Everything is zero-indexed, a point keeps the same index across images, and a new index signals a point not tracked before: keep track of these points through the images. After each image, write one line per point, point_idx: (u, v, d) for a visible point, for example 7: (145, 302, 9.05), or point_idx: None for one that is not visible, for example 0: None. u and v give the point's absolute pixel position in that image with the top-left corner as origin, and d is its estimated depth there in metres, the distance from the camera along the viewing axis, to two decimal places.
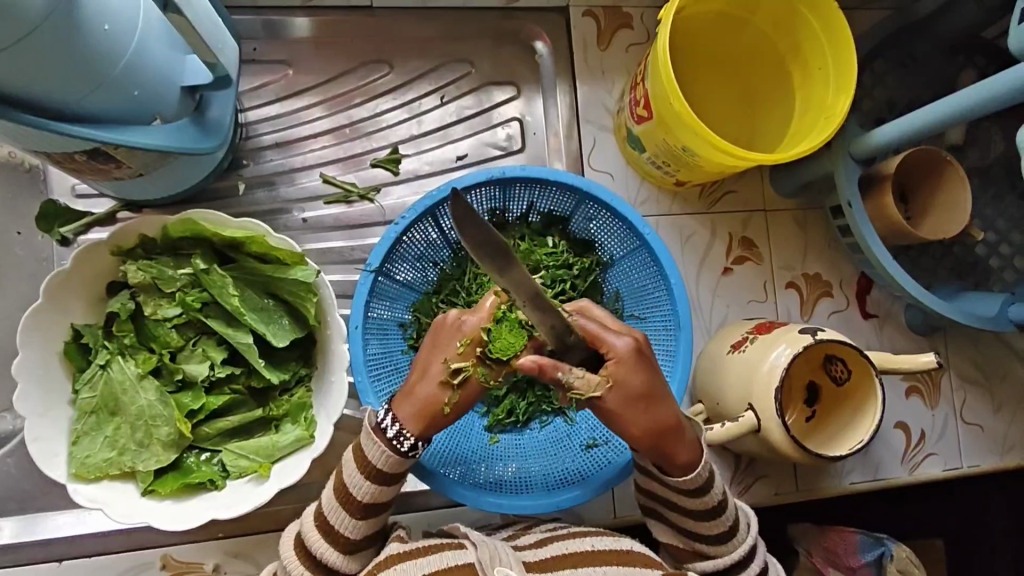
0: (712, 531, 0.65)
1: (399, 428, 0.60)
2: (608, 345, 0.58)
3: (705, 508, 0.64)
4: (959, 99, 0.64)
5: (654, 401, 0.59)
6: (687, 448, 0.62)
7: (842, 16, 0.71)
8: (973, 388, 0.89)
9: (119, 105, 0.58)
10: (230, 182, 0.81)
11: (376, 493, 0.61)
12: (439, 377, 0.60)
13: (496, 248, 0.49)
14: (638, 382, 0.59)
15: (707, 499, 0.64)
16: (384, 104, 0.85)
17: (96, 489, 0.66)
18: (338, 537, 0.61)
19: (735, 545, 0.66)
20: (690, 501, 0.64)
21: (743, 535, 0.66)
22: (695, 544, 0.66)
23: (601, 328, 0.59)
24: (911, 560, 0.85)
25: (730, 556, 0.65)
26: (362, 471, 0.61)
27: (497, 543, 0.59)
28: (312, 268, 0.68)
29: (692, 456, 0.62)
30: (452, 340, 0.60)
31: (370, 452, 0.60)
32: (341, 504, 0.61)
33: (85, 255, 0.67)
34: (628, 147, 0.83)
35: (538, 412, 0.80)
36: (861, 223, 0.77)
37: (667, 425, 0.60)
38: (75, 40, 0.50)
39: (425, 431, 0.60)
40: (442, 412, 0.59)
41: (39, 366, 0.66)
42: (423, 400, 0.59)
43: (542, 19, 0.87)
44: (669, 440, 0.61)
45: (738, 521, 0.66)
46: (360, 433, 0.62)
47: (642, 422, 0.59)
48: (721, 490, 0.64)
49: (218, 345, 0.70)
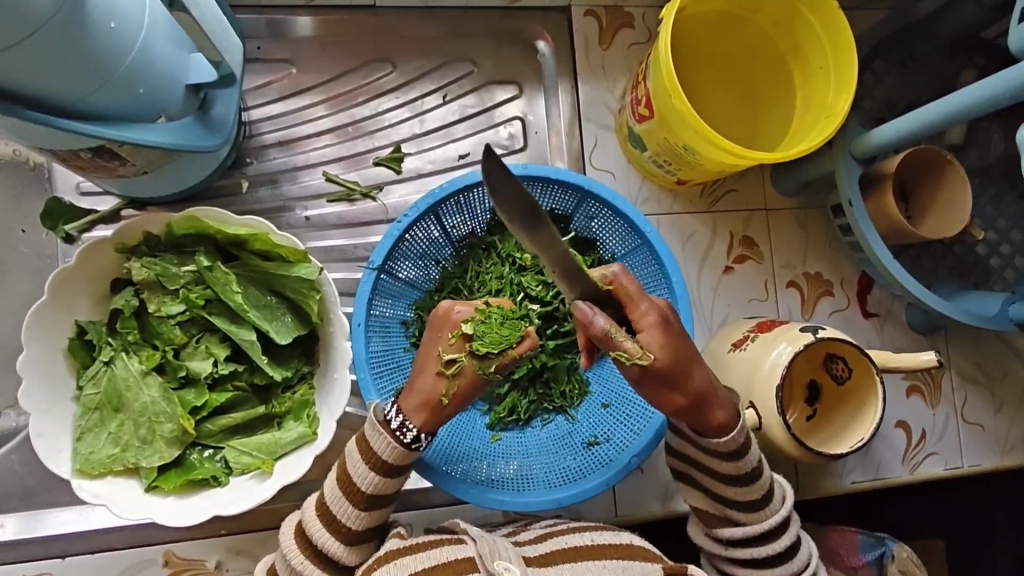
0: (748, 497, 0.66)
1: (403, 420, 0.61)
2: (640, 309, 0.59)
3: (739, 473, 0.65)
4: (960, 99, 0.64)
5: (689, 363, 0.60)
6: (723, 409, 0.63)
7: (843, 15, 0.71)
8: (974, 387, 0.89)
9: (124, 104, 0.59)
10: (233, 181, 0.82)
11: (380, 483, 0.61)
12: (432, 367, 0.61)
13: (528, 210, 0.54)
14: (675, 344, 0.59)
15: (743, 463, 0.65)
16: (387, 103, 0.85)
17: (101, 486, 0.66)
18: (340, 527, 0.61)
19: (768, 513, 0.67)
20: (724, 465, 0.65)
21: (778, 504, 0.67)
22: (727, 510, 0.67)
23: (637, 291, 0.59)
24: (912, 560, 0.84)
25: (763, 523, 0.66)
26: (368, 461, 0.61)
27: (495, 537, 0.59)
28: (315, 266, 0.69)
29: (728, 418, 0.63)
30: (440, 332, 0.62)
31: (375, 442, 0.61)
32: (343, 493, 0.62)
33: (89, 252, 0.68)
34: (630, 147, 0.84)
35: (540, 411, 0.80)
36: (862, 222, 0.77)
37: (704, 388, 0.61)
38: (81, 39, 0.51)
39: (426, 422, 0.61)
40: (441, 403, 0.61)
41: (43, 363, 0.67)
42: (424, 392, 0.61)
43: (544, 18, 0.87)
44: (705, 401, 0.62)
45: (772, 489, 0.67)
46: (365, 424, 0.62)
47: (678, 384, 0.60)
48: (757, 457, 0.66)
49: (221, 342, 0.70)
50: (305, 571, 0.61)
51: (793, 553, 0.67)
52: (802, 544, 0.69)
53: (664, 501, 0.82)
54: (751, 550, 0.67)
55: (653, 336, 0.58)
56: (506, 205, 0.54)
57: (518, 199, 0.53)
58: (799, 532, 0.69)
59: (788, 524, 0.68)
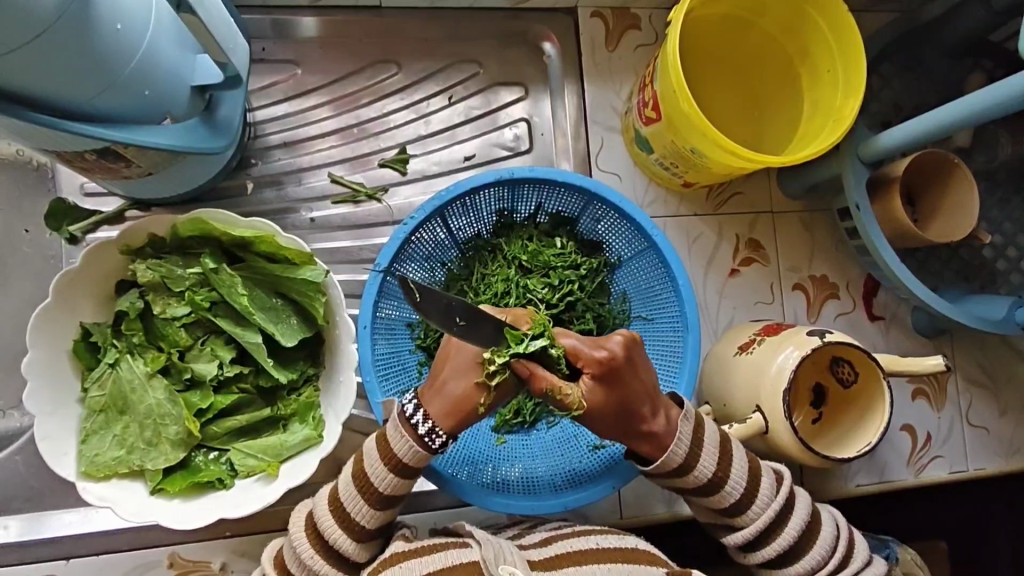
0: (727, 502, 0.66)
1: (431, 426, 0.60)
2: (584, 360, 0.59)
3: (699, 484, 0.65)
4: (970, 103, 0.64)
5: (626, 405, 0.60)
6: (653, 440, 0.63)
7: (852, 19, 0.70)
8: (979, 390, 0.89)
9: (129, 105, 0.58)
10: (239, 182, 0.81)
11: (396, 484, 0.61)
12: (470, 376, 0.60)
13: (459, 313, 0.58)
14: (612, 392, 0.59)
15: (697, 475, 0.64)
16: (392, 104, 0.85)
17: (105, 488, 0.66)
18: (351, 524, 0.61)
19: (752, 516, 0.66)
20: (683, 479, 0.65)
21: (765, 502, 0.66)
22: (722, 518, 0.67)
23: (578, 345, 0.59)
24: (916, 561, 0.82)
25: (753, 525, 0.66)
26: (385, 461, 0.61)
27: (501, 541, 0.59)
28: (321, 268, 0.68)
29: (654, 449, 0.63)
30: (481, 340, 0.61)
31: (397, 444, 0.60)
32: (358, 491, 0.61)
33: (94, 253, 0.67)
34: (636, 148, 0.84)
35: (546, 413, 0.79)
36: (868, 226, 0.77)
37: (629, 423, 0.61)
38: (87, 39, 0.50)
39: (454, 427, 0.60)
40: (476, 412, 0.60)
41: (48, 366, 0.66)
42: (455, 399, 0.60)
43: (550, 19, 0.87)
44: (634, 433, 0.62)
45: (753, 488, 0.66)
46: (387, 425, 0.62)
47: (610, 422, 0.60)
48: (710, 467, 0.64)
49: (226, 344, 0.70)
50: (315, 564, 0.61)
51: (806, 543, 0.66)
52: (824, 519, 0.69)
53: (669, 505, 0.82)
54: (758, 553, 0.67)
55: (594, 382, 0.59)
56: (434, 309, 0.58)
57: (438, 305, 0.57)
58: (810, 512, 0.68)
59: (789, 514, 0.67)
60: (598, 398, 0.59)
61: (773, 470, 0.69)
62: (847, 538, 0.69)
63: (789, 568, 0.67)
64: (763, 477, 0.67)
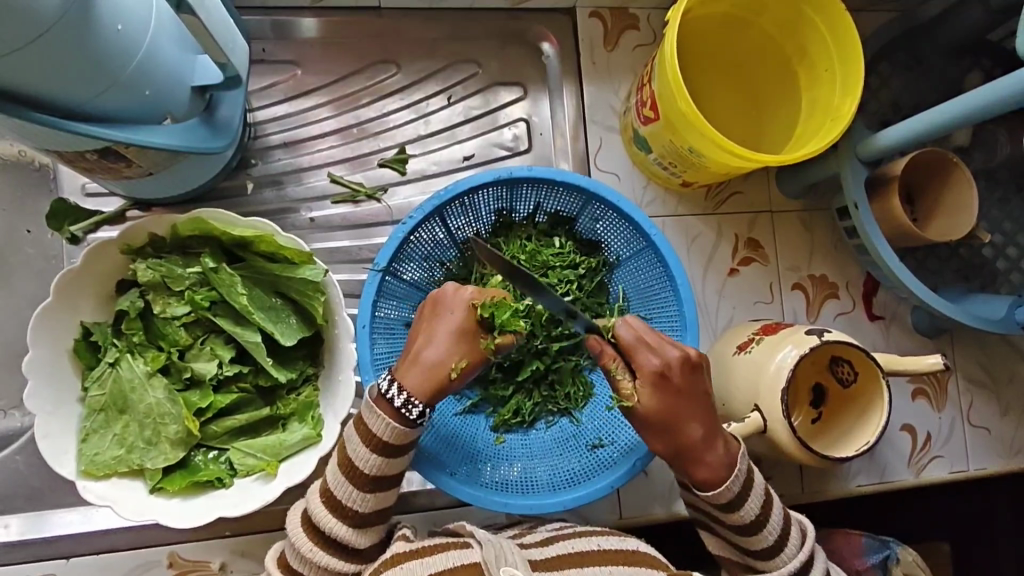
0: (758, 546, 0.65)
1: (407, 397, 0.61)
2: (639, 360, 0.63)
3: (739, 523, 0.65)
4: (969, 101, 0.64)
5: (679, 420, 0.63)
6: (709, 468, 0.63)
7: (849, 19, 0.71)
8: (980, 391, 0.89)
9: (129, 106, 0.59)
10: (238, 182, 0.82)
11: (380, 465, 0.62)
12: (450, 342, 0.63)
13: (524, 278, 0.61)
14: (669, 401, 0.63)
15: (742, 514, 0.64)
16: (392, 104, 0.85)
17: (106, 487, 0.66)
18: (347, 511, 0.62)
19: (781, 560, 0.65)
20: (728, 516, 0.65)
21: (792, 549, 0.66)
22: (745, 557, 0.67)
23: (635, 342, 0.63)
24: (917, 563, 0.82)
25: (778, 571, 0.65)
26: (366, 443, 0.61)
27: (503, 542, 0.59)
28: (320, 267, 0.69)
29: (711, 476, 0.63)
30: (455, 313, 0.64)
31: (374, 424, 0.61)
32: (345, 476, 0.62)
33: (95, 253, 0.68)
34: (635, 148, 0.84)
35: (544, 412, 0.80)
36: (867, 225, 0.77)
37: (686, 443, 0.63)
38: (88, 38, 0.51)
39: (431, 397, 0.62)
40: (449, 377, 0.62)
41: (49, 365, 0.67)
42: (430, 368, 0.62)
43: (549, 19, 0.87)
44: (688, 456, 0.63)
45: (786, 533, 0.66)
46: (360, 406, 0.62)
47: (664, 435, 0.63)
48: (758, 508, 0.65)
49: (226, 343, 0.70)
50: (314, 557, 0.61)
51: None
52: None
53: (668, 505, 0.82)
54: None
55: (649, 389, 0.62)
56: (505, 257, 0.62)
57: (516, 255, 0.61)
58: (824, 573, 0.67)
59: (809, 567, 0.66)
60: (653, 399, 0.63)
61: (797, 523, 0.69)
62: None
63: None
64: (792, 526, 0.67)
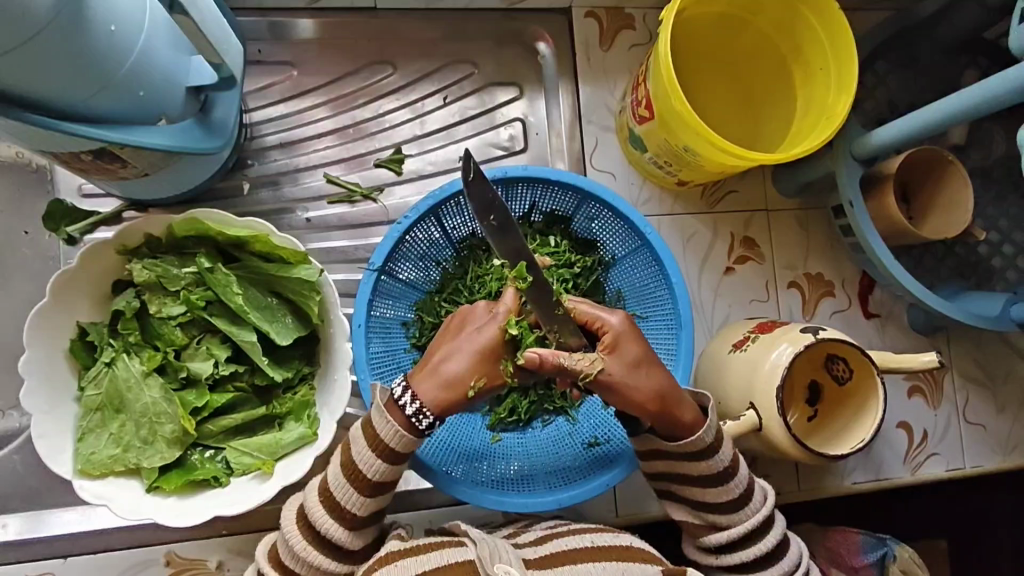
0: (724, 498, 0.65)
1: (419, 406, 0.61)
2: (602, 321, 0.64)
3: (709, 473, 0.65)
4: (963, 98, 0.64)
5: (653, 362, 0.64)
6: (689, 410, 0.64)
7: (843, 18, 0.71)
8: (976, 388, 0.89)
9: (122, 106, 0.59)
10: (234, 183, 0.82)
11: (385, 471, 0.62)
12: (473, 359, 0.62)
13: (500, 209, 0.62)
14: (640, 347, 0.63)
15: (712, 463, 0.65)
16: (388, 105, 0.86)
17: (102, 486, 0.66)
18: (344, 514, 0.61)
19: (745, 515, 0.66)
20: (697, 466, 0.65)
21: (755, 505, 0.66)
22: (707, 516, 0.66)
23: (593, 307, 0.65)
24: (914, 559, 0.81)
25: (742, 525, 0.65)
26: (373, 447, 0.61)
27: (496, 540, 0.59)
28: (316, 267, 0.69)
29: (695, 416, 0.64)
30: (485, 330, 0.63)
31: (382, 428, 0.61)
32: (348, 479, 0.61)
33: (90, 253, 0.68)
34: (630, 147, 0.84)
35: (541, 411, 0.80)
36: (862, 223, 0.77)
37: (664, 387, 0.63)
38: (80, 40, 0.51)
39: (442, 409, 0.61)
40: (466, 394, 0.62)
41: (44, 365, 0.67)
42: (448, 382, 0.61)
43: (545, 19, 0.87)
44: (668, 401, 0.63)
45: (750, 490, 0.66)
46: (370, 411, 0.62)
47: (645, 381, 0.63)
48: (727, 457, 0.65)
49: (222, 343, 0.71)
50: (308, 556, 0.61)
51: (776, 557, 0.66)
52: (791, 544, 0.68)
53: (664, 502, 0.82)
54: (736, 556, 0.65)
55: (620, 341, 0.63)
56: (476, 199, 0.61)
57: (485, 196, 0.61)
58: (782, 533, 0.67)
59: (770, 525, 0.67)
60: (624, 352, 0.63)
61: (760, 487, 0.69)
62: (806, 560, 0.69)
63: (768, 569, 0.66)
64: (754, 485, 0.68)
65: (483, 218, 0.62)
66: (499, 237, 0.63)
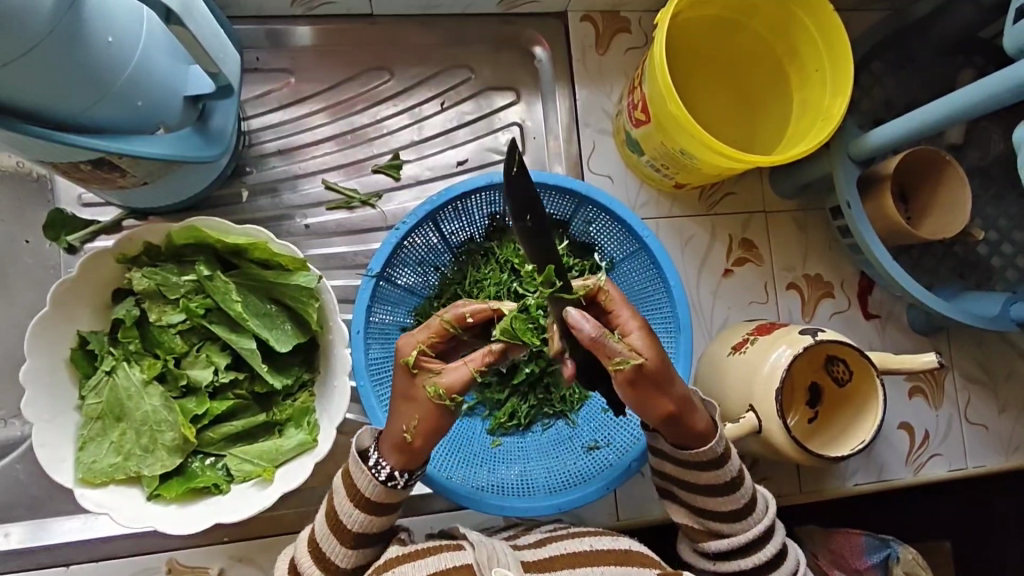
0: (727, 507, 0.65)
1: (377, 457, 0.60)
2: (622, 318, 0.60)
3: (716, 482, 0.65)
4: (961, 99, 0.64)
5: (670, 368, 0.60)
6: (702, 418, 0.64)
7: (838, 19, 0.71)
8: (977, 388, 0.89)
9: (121, 116, 0.59)
10: (233, 190, 0.82)
11: (366, 522, 0.61)
12: (402, 402, 0.60)
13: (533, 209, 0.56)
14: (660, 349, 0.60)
15: (722, 472, 0.64)
16: (386, 110, 0.86)
17: (103, 495, 0.66)
18: (329, 566, 0.61)
19: (749, 522, 0.66)
20: (703, 475, 0.65)
21: (757, 514, 0.66)
22: (708, 524, 0.66)
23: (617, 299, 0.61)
24: (918, 561, 0.83)
25: (744, 534, 0.65)
26: (351, 499, 0.61)
27: (496, 542, 0.59)
28: (314, 274, 0.69)
29: (707, 426, 0.64)
30: (397, 368, 0.60)
31: (359, 478, 0.60)
32: (331, 530, 0.61)
33: (90, 262, 0.68)
34: (627, 150, 0.84)
35: (541, 415, 0.80)
36: (859, 223, 0.77)
37: (684, 397, 0.62)
38: (79, 51, 0.51)
39: (400, 461, 0.60)
40: (405, 440, 0.59)
41: (45, 374, 0.67)
42: (395, 435, 0.60)
43: (542, 25, 0.88)
44: (686, 411, 0.62)
45: (754, 497, 0.66)
46: (347, 460, 0.62)
47: (662, 390, 0.60)
48: (736, 466, 0.65)
49: (222, 350, 0.71)
50: None
51: (772, 567, 0.66)
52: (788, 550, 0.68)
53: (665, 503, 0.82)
54: (737, 563, 0.66)
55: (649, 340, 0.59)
56: (512, 194, 0.55)
57: (525, 191, 0.55)
58: (781, 542, 0.67)
59: (770, 534, 0.67)
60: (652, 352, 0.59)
61: (762, 497, 0.69)
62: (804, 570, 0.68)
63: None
64: (757, 493, 0.68)
65: (518, 218, 0.56)
66: (530, 239, 0.57)
